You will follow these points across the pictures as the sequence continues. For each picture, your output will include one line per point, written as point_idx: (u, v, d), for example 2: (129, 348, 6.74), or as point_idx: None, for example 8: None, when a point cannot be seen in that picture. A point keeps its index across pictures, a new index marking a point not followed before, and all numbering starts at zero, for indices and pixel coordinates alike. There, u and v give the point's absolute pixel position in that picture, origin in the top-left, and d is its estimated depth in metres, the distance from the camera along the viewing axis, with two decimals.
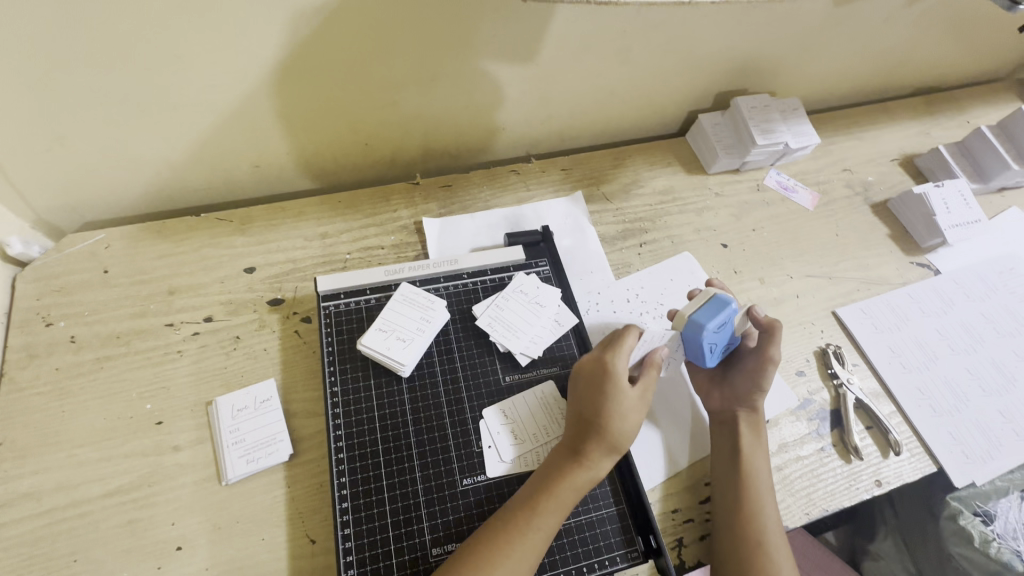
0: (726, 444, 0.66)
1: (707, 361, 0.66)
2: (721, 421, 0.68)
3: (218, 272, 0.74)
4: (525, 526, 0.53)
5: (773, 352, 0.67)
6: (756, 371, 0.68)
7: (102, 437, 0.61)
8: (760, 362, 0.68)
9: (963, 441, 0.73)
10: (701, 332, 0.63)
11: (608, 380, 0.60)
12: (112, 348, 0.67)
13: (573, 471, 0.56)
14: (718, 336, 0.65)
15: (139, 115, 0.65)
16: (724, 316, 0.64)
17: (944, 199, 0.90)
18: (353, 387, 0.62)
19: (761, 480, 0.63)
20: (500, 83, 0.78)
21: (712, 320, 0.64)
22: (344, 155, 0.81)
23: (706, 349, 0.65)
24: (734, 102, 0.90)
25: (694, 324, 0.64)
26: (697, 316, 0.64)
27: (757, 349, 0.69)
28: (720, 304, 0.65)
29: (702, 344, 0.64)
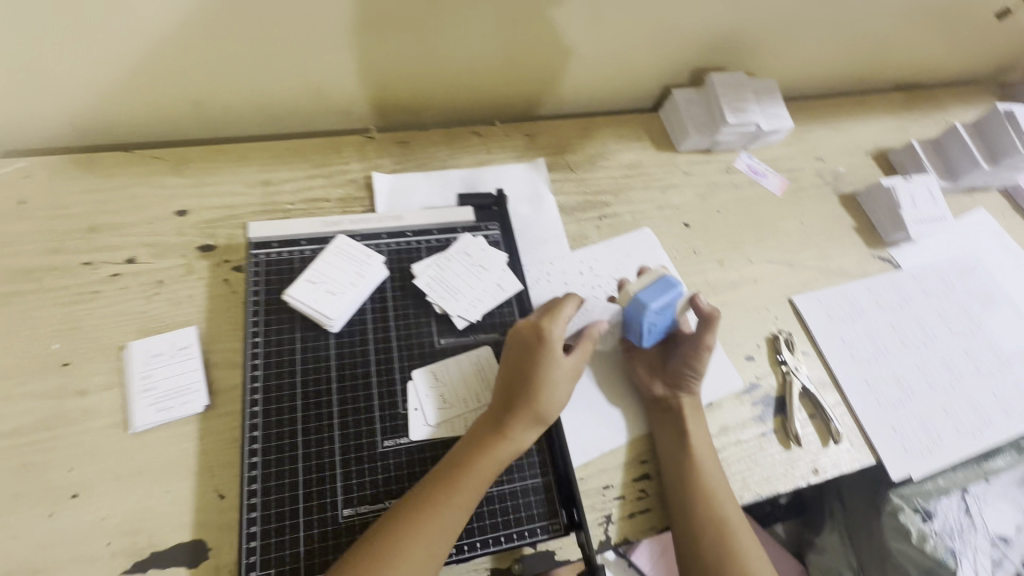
0: (669, 424, 0.64)
1: (646, 342, 0.65)
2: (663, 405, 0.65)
3: (147, 212, 0.69)
4: (446, 501, 0.51)
5: (708, 338, 0.65)
6: (693, 357, 0.65)
7: (0, 376, 0.57)
8: (696, 349, 0.65)
9: (904, 435, 0.73)
10: (642, 311, 0.62)
11: (538, 351, 0.57)
12: (21, 284, 0.62)
13: (496, 443, 0.55)
14: (661, 319, 0.64)
15: (57, 33, 0.60)
16: (669, 298, 0.63)
17: (911, 195, 0.89)
18: (276, 339, 0.59)
19: (708, 455, 0.62)
20: (462, 36, 0.74)
21: (657, 299, 0.62)
22: (294, 101, 0.77)
23: (645, 329, 0.63)
24: (709, 78, 0.87)
25: (638, 302, 0.62)
26: (641, 295, 0.63)
27: (694, 337, 0.66)
28: (666, 286, 0.63)
29: (642, 322, 0.63)
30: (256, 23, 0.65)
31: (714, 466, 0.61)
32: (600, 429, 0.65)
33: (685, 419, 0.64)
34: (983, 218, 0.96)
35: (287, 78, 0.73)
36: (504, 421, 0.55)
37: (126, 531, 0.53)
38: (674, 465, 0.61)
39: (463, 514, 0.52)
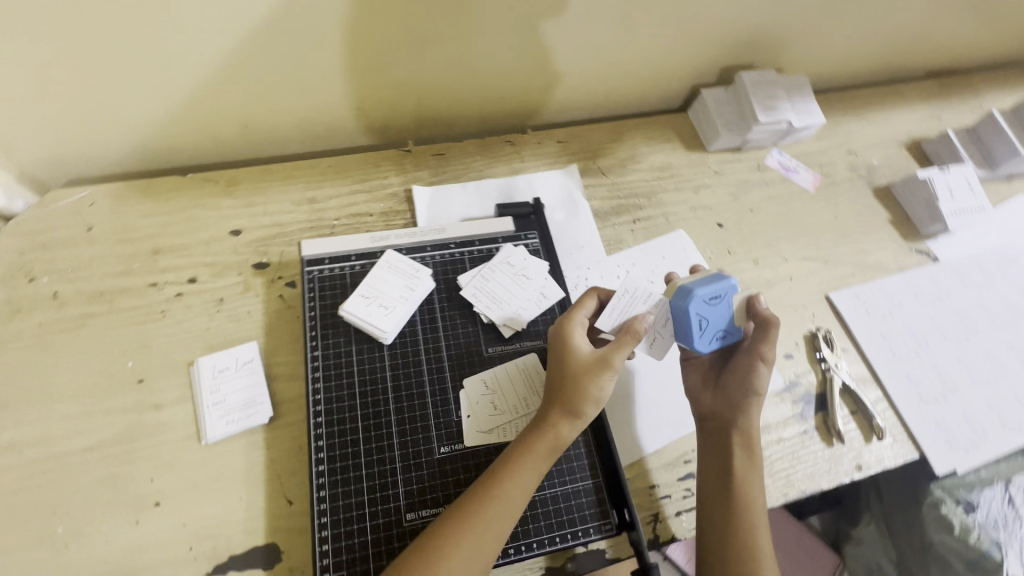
0: (714, 454, 0.62)
1: (696, 339, 0.59)
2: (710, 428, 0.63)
3: (204, 233, 0.73)
4: (489, 498, 0.51)
5: (763, 347, 0.61)
6: (745, 370, 0.62)
7: (84, 393, 0.62)
8: (749, 360, 0.62)
9: (948, 430, 0.73)
10: (687, 296, 0.59)
11: (563, 346, 0.58)
12: (96, 306, 0.66)
13: (536, 439, 0.54)
14: (711, 312, 0.60)
15: (120, 69, 0.64)
16: (718, 289, 0.60)
17: (949, 186, 0.88)
18: (334, 353, 0.62)
19: (753, 495, 0.59)
20: (496, 49, 0.76)
21: (703, 287, 0.59)
22: (334, 119, 0.80)
23: (693, 321, 0.59)
24: (738, 77, 0.87)
25: (683, 289, 0.60)
26: (688, 283, 0.61)
27: (750, 346, 0.62)
28: (715, 278, 0.61)
29: (688, 312, 0.59)
30: (301, 49, 0.67)
31: (755, 489, 0.60)
32: (642, 430, 0.68)
33: (732, 452, 0.61)
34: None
35: (329, 98, 0.76)
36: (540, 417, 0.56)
37: (206, 535, 0.57)
38: (715, 498, 0.60)
39: (510, 514, 0.51)
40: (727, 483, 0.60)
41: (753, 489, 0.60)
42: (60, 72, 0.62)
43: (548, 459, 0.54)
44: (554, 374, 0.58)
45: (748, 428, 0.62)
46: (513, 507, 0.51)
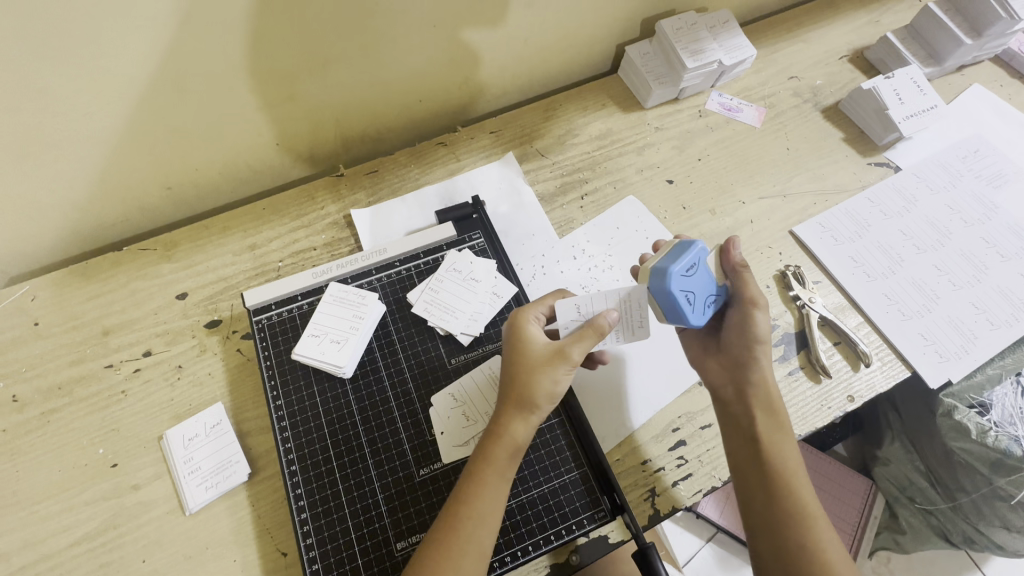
0: (739, 426, 0.60)
1: (690, 317, 0.55)
2: (727, 399, 0.62)
3: (151, 303, 0.72)
4: (459, 521, 0.49)
5: (750, 292, 0.59)
6: (741, 321, 0.60)
7: (61, 489, 0.61)
8: (742, 311, 0.59)
9: (935, 341, 0.71)
10: (666, 277, 0.53)
11: (519, 340, 0.56)
12: (56, 400, 0.66)
13: (492, 447, 0.52)
14: (691, 284, 0.55)
15: (20, 160, 0.62)
16: (692, 257, 0.55)
17: (896, 90, 0.85)
18: (297, 397, 0.61)
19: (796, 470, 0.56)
20: (402, 56, 0.73)
21: (678, 261, 0.54)
22: (258, 161, 0.78)
23: (681, 301, 0.54)
24: (658, 26, 0.84)
25: (658, 271, 0.54)
26: (661, 263, 0.55)
27: (735, 297, 0.60)
28: (684, 246, 0.56)
29: (673, 294, 0.54)
30: (201, 100, 0.65)
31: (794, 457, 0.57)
32: (625, 407, 0.67)
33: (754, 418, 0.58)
34: (978, 94, 0.91)
35: (245, 140, 0.74)
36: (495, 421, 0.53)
37: None
38: (750, 474, 0.57)
39: (484, 531, 0.50)
40: (758, 453, 0.57)
41: (789, 451, 0.57)
42: None
43: (511, 464, 0.52)
44: (506, 371, 0.55)
45: (767, 386, 0.59)
46: (488, 523, 0.50)
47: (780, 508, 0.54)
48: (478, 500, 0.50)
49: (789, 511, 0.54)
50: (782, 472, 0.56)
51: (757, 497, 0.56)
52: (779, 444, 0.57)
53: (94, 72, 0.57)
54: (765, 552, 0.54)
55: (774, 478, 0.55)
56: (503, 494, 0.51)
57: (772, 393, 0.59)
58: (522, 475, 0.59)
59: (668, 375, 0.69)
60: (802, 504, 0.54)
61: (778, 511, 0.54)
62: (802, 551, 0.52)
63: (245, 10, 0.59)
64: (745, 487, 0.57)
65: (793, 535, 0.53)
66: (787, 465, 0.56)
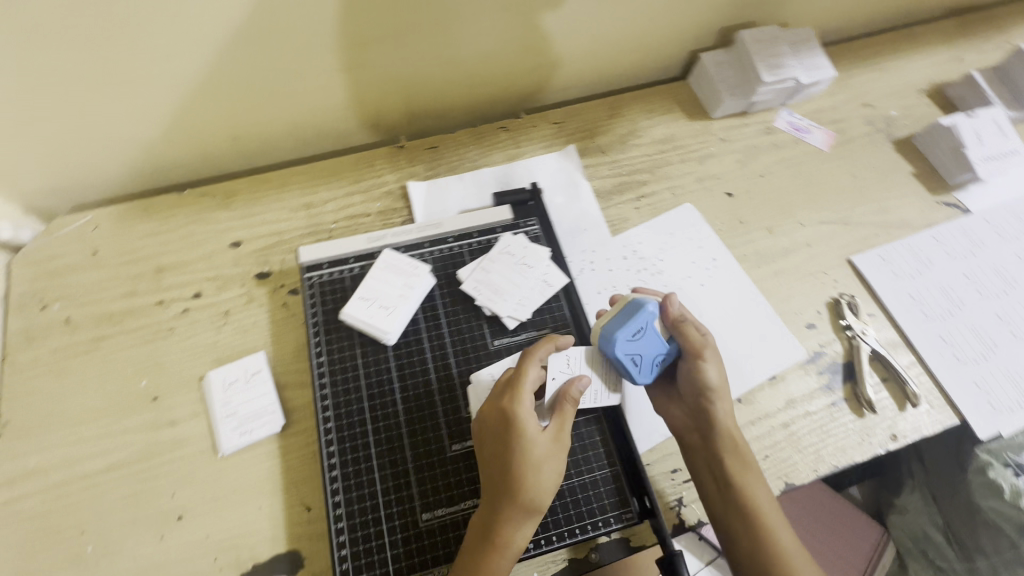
0: (709, 473, 0.59)
1: (636, 378, 0.58)
2: (695, 446, 0.60)
3: (206, 248, 0.73)
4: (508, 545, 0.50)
5: (694, 345, 0.58)
6: (693, 374, 0.59)
7: (102, 414, 0.63)
8: (693, 364, 0.59)
9: (989, 391, 0.69)
10: (610, 343, 0.57)
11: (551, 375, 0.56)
12: (106, 328, 0.67)
13: (492, 555, 0.49)
14: (642, 347, 0.58)
15: (104, 91, 0.63)
16: (638, 322, 0.58)
17: (976, 132, 0.82)
18: (339, 358, 0.62)
19: (771, 510, 0.57)
20: (480, 34, 0.73)
21: (624, 326, 0.57)
22: (324, 122, 0.78)
23: (626, 363, 0.58)
24: (738, 37, 0.83)
25: (604, 336, 0.58)
26: (608, 327, 0.58)
27: (685, 350, 0.59)
28: (632, 308, 0.59)
29: (618, 357, 0.58)
30: (281, 54, 0.66)
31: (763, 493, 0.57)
32: (662, 411, 0.66)
33: (725, 465, 0.58)
34: None
35: (315, 100, 0.74)
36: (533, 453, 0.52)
37: (229, 546, 0.57)
38: (731, 523, 0.57)
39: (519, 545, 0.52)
40: (734, 501, 0.57)
41: (757, 490, 0.57)
42: (47, 99, 0.62)
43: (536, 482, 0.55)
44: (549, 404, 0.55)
45: (729, 430, 0.59)
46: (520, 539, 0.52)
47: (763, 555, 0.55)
48: None
49: (772, 557, 0.55)
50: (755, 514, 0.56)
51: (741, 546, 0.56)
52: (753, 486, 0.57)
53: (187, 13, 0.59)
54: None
55: (756, 526, 0.56)
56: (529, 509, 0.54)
57: (733, 434, 0.59)
58: None
59: None
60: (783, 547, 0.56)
61: (760, 558, 0.55)
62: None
63: None
64: (726, 535, 0.57)
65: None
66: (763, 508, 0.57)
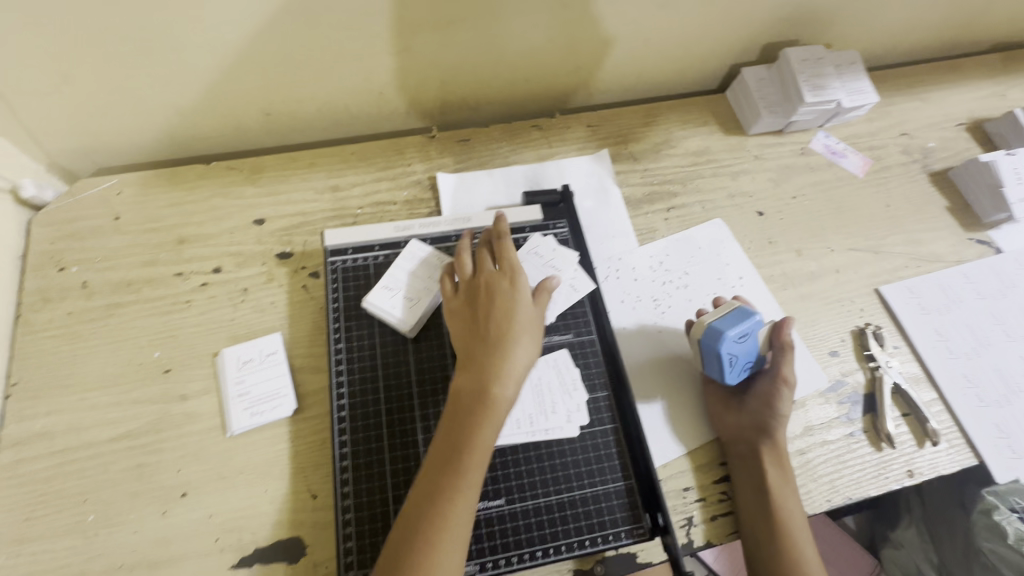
0: (749, 475, 0.61)
1: (727, 376, 0.62)
2: (740, 454, 0.62)
3: (228, 223, 0.72)
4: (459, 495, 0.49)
5: (787, 370, 0.63)
6: (771, 394, 0.63)
7: (112, 383, 0.62)
8: (773, 384, 0.63)
9: (1010, 436, 0.68)
10: (720, 336, 0.61)
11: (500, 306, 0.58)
12: (123, 295, 0.66)
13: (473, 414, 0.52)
14: (740, 350, 0.63)
15: (140, 55, 0.62)
16: (746, 326, 0.62)
17: (1016, 170, 0.81)
18: (358, 345, 0.61)
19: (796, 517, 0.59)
20: (524, 29, 0.72)
21: (734, 326, 0.62)
22: (357, 105, 0.77)
23: (724, 360, 0.62)
24: (783, 54, 0.81)
25: (714, 330, 0.62)
26: (719, 324, 0.62)
27: (770, 370, 0.65)
28: (743, 314, 0.63)
29: (721, 354, 0.62)
30: (322, 32, 0.65)
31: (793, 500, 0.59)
32: (678, 427, 0.65)
33: (766, 473, 0.60)
34: None
35: (351, 82, 0.73)
36: (502, 300, 0.56)
37: (231, 528, 0.56)
38: (760, 530, 0.58)
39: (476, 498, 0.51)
40: (769, 508, 0.58)
41: (790, 499, 0.59)
42: (82, 58, 0.61)
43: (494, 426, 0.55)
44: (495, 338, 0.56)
45: (778, 443, 0.61)
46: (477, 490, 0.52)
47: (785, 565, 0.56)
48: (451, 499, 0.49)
49: (792, 568, 0.56)
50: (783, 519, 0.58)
51: (766, 551, 0.57)
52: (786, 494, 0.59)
53: None
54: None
55: (776, 528, 0.58)
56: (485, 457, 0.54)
57: (783, 448, 0.61)
58: (567, 473, 0.57)
59: None
60: (803, 557, 0.57)
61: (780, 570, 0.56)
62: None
63: None
64: (752, 541, 0.58)
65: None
66: (794, 519, 0.58)
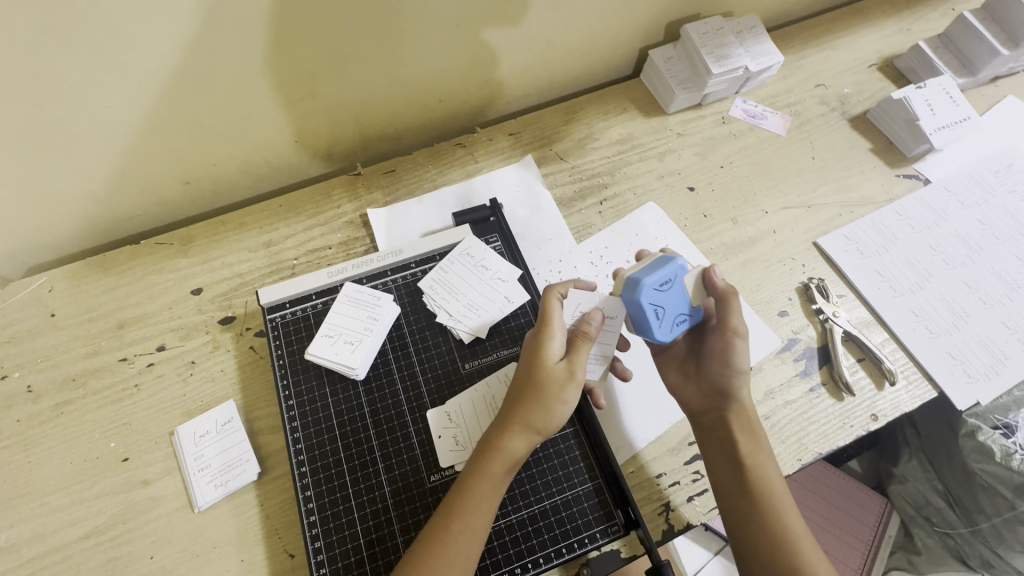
0: (721, 450, 0.60)
1: (654, 329, 0.58)
2: (708, 426, 0.61)
3: (166, 297, 0.72)
4: (448, 534, 0.49)
5: (732, 321, 0.59)
6: (723, 350, 0.60)
7: (71, 482, 0.61)
8: (723, 339, 0.60)
9: (964, 361, 0.69)
10: (637, 287, 0.58)
11: (529, 354, 0.55)
12: (70, 392, 0.66)
13: (494, 464, 0.51)
14: (663, 299, 0.59)
15: (41, 154, 0.62)
16: (666, 273, 0.59)
17: (928, 101, 0.82)
18: (309, 397, 0.61)
19: (777, 491, 0.57)
20: (424, 56, 0.72)
21: (651, 274, 0.58)
22: (276, 158, 0.77)
23: (646, 311, 0.58)
24: (684, 31, 0.82)
25: (631, 281, 0.59)
26: (635, 274, 0.59)
27: (718, 324, 0.61)
28: (662, 261, 0.60)
29: (640, 304, 0.58)
30: (221, 98, 0.65)
31: (772, 474, 0.58)
32: (640, 415, 0.66)
33: (737, 444, 0.59)
34: (1010, 107, 0.90)
35: (264, 138, 0.73)
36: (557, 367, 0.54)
37: None
38: (737, 504, 0.57)
39: (474, 545, 0.50)
40: (744, 479, 0.58)
41: (768, 471, 0.58)
42: None
43: (506, 476, 0.52)
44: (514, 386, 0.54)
45: (743, 407, 0.60)
46: (477, 537, 0.50)
47: (769, 534, 0.55)
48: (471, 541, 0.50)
49: (781, 545, 0.55)
50: (764, 494, 0.57)
51: (746, 523, 0.57)
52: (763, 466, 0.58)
53: (116, 66, 0.57)
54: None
55: (756, 502, 0.57)
56: (496, 507, 0.52)
57: (749, 414, 0.60)
58: (534, 485, 0.58)
59: None
60: (786, 525, 0.56)
61: (761, 542, 0.56)
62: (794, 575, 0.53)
63: (276, 6, 0.58)
64: (732, 514, 0.58)
65: (782, 558, 0.54)
66: (770, 485, 0.57)
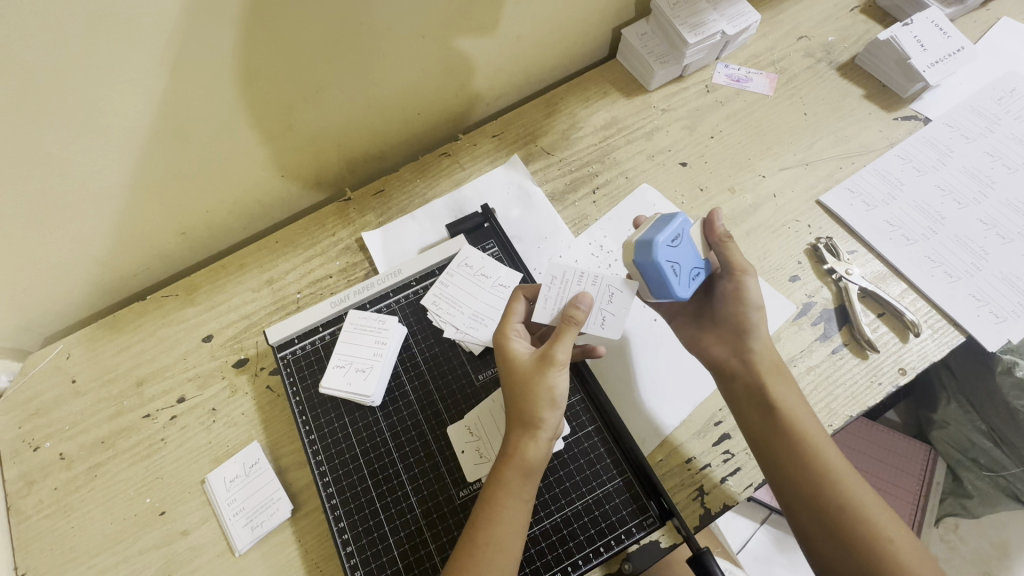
0: (747, 397, 0.58)
1: (676, 289, 0.53)
2: (733, 376, 0.59)
3: (179, 348, 0.73)
4: (474, 549, 0.48)
5: (735, 260, 0.58)
6: (733, 292, 0.59)
7: (114, 541, 0.63)
8: (732, 281, 0.58)
9: (989, 301, 0.67)
10: (651, 247, 0.52)
11: (503, 363, 0.55)
12: (100, 454, 0.67)
13: (505, 472, 0.51)
14: (677, 255, 0.54)
15: (39, 232, 0.62)
16: (676, 228, 0.54)
17: (917, 37, 0.79)
18: (329, 430, 0.62)
19: (814, 430, 0.55)
20: (396, 73, 0.72)
21: (663, 231, 0.53)
22: (266, 195, 0.77)
23: (669, 271, 0.52)
24: (654, 5, 0.80)
25: (643, 242, 0.53)
26: (646, 234, 0.53)
27: (722, 269, 0.60)
28: (668, 217, 0.54)
29: (659, 266, 0.52)
30: (203, 148, 0.65)
31: (802, 409, 0.56)
32: (660, 403, 0.65)
33: (761, 387, 0.57)
34: (1005, 29, 0.86)
35: (249, 178, 0.73)
36: (531, 363, 0.53)
37: None
38: (775, 449, 0.55)
39: (505, 555, 0.49)
40: (775, 423, 0.56)
41: (799, 410, 0.56)
42: None
43: (527, 481, 0.51)
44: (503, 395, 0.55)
45: (769, 354, 0.59)
46: (507, 548, 0.49)
47: (806, 475, 0.53)
48: (497, 553, 0.49)
49: (827, 485, 0.52)
50: (799, 433, 0.55)
51: (783, 466, 0.54)
52: (791, 404, 0.56)
53: (94, 134, 0.57)
54: (813, 531, 0.52)
55: (794, 445, 0.54)
56: (523, 514, 0.51)
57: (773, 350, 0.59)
58: (563, 488, 0.58)
59: (695, 370, 0.66)
60: (827, 463, 0.53)
61: (807, 486, 0.53)
62: (844, 512, 0.51)
63: (241, 48, 0.58)
64: (766, 458, 0.56)
65: (824, 498, 0.52)
66: (806, 426, 0.55)
